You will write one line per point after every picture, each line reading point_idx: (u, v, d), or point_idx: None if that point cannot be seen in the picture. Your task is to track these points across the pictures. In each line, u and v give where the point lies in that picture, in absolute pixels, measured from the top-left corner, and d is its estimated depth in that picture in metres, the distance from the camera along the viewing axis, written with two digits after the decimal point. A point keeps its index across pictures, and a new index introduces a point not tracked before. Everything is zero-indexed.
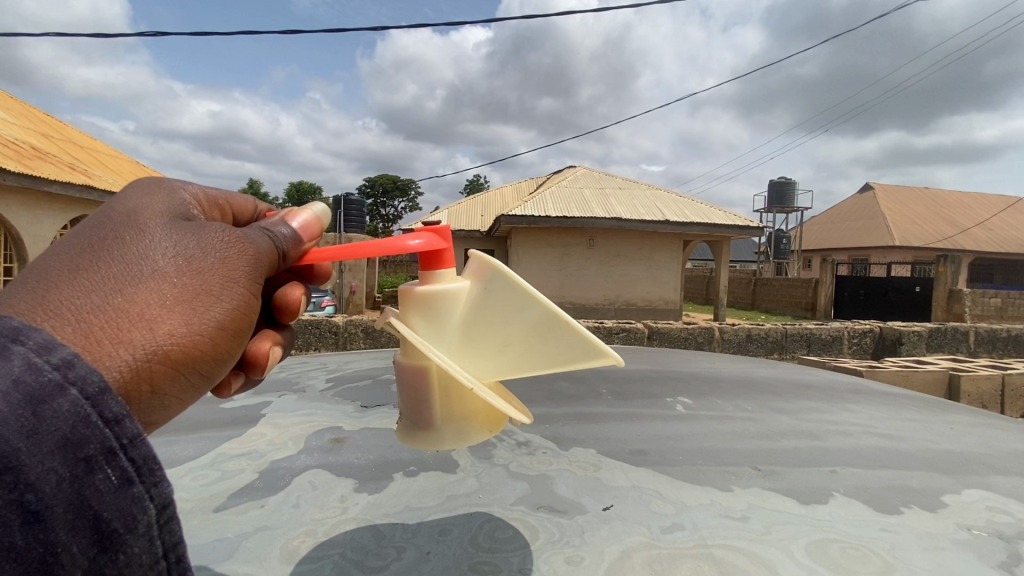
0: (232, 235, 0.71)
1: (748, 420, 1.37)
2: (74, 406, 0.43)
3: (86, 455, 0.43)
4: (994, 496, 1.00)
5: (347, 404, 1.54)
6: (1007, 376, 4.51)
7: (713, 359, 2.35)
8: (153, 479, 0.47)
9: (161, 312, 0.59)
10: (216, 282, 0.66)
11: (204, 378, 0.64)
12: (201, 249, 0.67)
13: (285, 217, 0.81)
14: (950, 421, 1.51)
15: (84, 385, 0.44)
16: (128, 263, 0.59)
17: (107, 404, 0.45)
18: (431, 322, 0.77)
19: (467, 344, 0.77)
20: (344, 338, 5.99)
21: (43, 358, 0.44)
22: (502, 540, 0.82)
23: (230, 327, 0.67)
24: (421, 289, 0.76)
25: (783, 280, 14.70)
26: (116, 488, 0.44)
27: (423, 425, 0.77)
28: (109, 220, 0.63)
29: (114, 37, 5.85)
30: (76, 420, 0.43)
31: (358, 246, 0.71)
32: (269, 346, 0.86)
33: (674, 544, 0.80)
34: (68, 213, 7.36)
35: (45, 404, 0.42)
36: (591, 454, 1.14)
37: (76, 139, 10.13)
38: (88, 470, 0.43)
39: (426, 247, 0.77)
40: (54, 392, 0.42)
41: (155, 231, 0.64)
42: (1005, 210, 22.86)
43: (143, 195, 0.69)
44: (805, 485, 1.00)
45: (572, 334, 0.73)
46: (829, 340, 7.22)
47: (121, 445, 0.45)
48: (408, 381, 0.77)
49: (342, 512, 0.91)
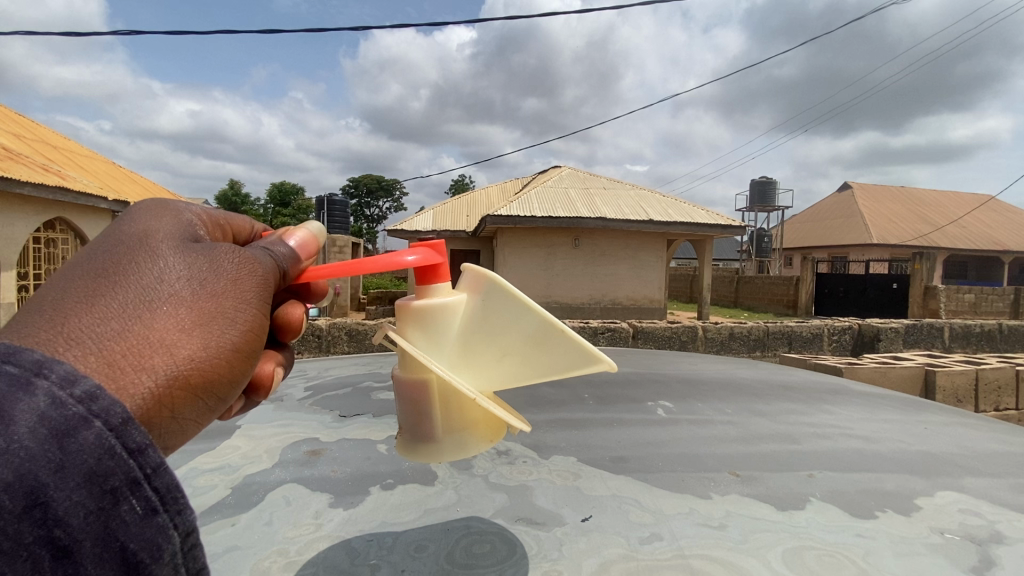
0: (241, 255, 0.69)
1: (728, 424, 1.37)
2: (99, 439, 0.43)
3: (112, 486, 0.43)
4: (968, 498, 1.02)
5: (325, 414, 1.51)
6: (980, 372, 4.62)
7: (695, 360, 2.36)
8: (176, 507, 0.47)
9: (179, 336, 0.57)
10: (230, 305, 0.64)
11: (223, 401, 0.63)
12: (213, 271, 0.65)
13: (281, 235, 0.79)
14: (924, 422, 1.54)
15: (108, 417, 0.45)
16: (142, 287, 0.58)
17: (130, 433, 0.46)
18: (430, 335, 0.75)
19: (467, 356, 0.76)
20: (327, 342, 5.94)
21: (66, 391, 0.44)
22: (479, 555, 0.81)
23: (245, 348, 0.65)
24: (417, 305, 0.74)
25: (765, 279, 14.91)
26: (141, 518, 0.44)
27: (422, 438, 0.75)
28: (116, 243, 0.61)
29: (88, 34, 5.73)
30: (102, 452, 0.43)
31: (353, 263, 0.70)
32: (271, 368, 0.83)
33: (652, 555, 0.80)
34: (42, 215, 7.17)
35: (70, 438, 0.42)
36: (572, 462, 1.13)
37: (49, 139, 9.86)
38: (114, 501, 0.43)
39: (422, 263, 0.74)
40: (78, 425, 0.43)
41: (168, 253, 0.63)
42: (977, 209, 23.53)
43: (151, 216, 0.67)
44: (783, 490, 1.01)
45: (569, 343, 0.73)
46: (809, 338, 7.36)
47: (145, 475, 0.45)
48: (408, 395, 0.74)
49: (316, 529, 0.89)
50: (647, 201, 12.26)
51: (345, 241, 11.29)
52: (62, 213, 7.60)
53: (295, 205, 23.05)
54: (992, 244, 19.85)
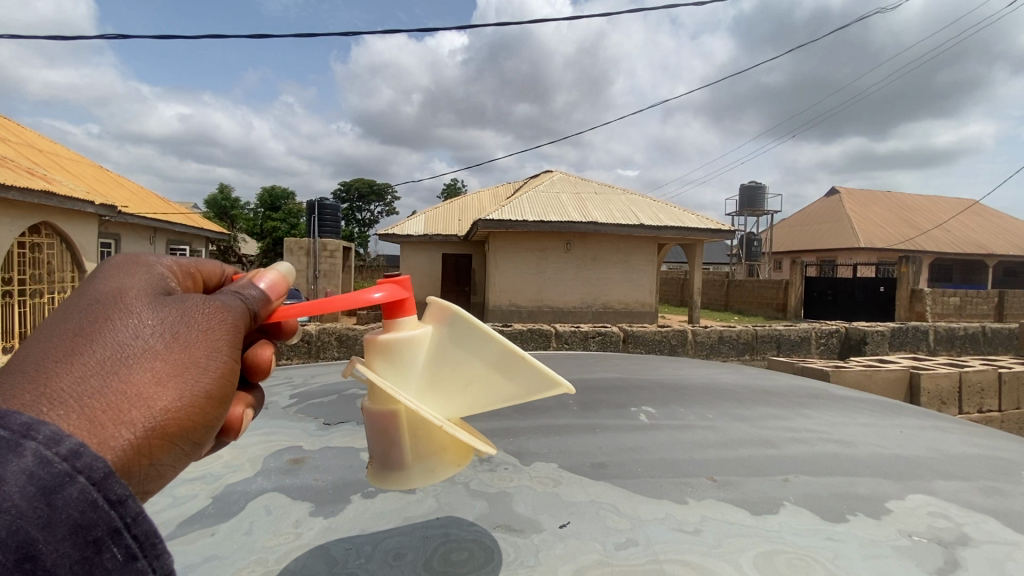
0: (211, 304, 0.69)
1: (708, 429, 1.39)
2: (82, 493, 0.45)
3: (96, 536, 0.45)
4: (937, 500, 1.04)
5: (309, 422, 1.51)
6: (963, 374, 4.70)
7: (682, 364, 2.37)
8: (155, 552, 0.50)
9: (156, 389, 0.59)
10: (202, 353, 0.64)
11: (201, 446, 0.64)
12: (184, 320, 0.66)
13: (251, 278, 0.77)
14: (900, 425, 1.57)
15: (91, 472, 0.47)
16: (116, 346, 0.59)
17: (111, 486, 0.48)
18: (397, 367, 0.76)
19: (434, 386, 0.77)
20: (316, 347, 5.90)
21: (52, 449, 0.46)
22: (456, 562, 0.82)
23: (219, 395, 0.65)
24: (383, 337, 0.75)
25: (755, 282, 15.05)
26: (122, 564, 0.47)
27: (391, 467, 0.76)
28: (91, 301, 0.62)
29: (75, 38, 5.68)
30: (85, 505, 0.45)
31: (322, 300, 0.72)
32: (240, 410, 0.76)
33: (626, 560, 0.82)
34: (27, 219, 7.08)
35: (56, 494, 0.44)
36: (553, 468, 1.14)
37: (33, 142, 9.78)
38: (97, 551, 0.45)
39: (389, 299, 0.76)
40: (64, 481, 0.45)
41: (140, 308, 0.64)
42: (961, 213, 23.96)
43: (123, 271, 0.67)
44: (757, 495, 1.02)
45: (530, 369, 0.75)
46: (797, 341, 7.44)
47: (126, 523, 0.48)
48: (377, 426, 0.75)
49: (295, 538, 0.89)
50: (637, 205, 12.36)
51: (336, 245, 11.26)
52: (47, 218, 7.53)
53: (286, 209, 22.90)
54: (976, 247, 20.21)
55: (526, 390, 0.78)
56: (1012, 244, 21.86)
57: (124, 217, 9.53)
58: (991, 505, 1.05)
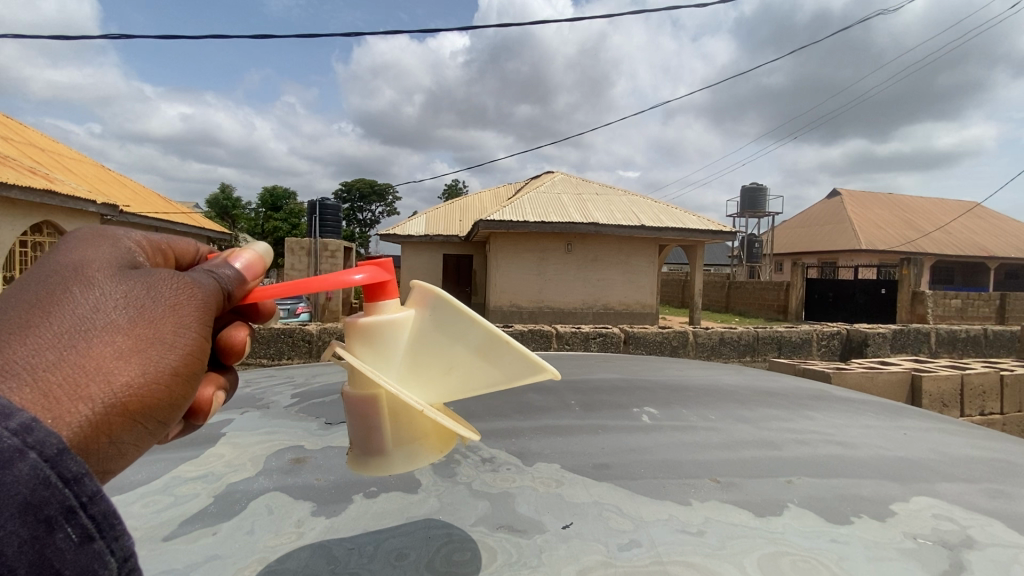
0: (179, 282, 0.69)
1: (711, 430, 1.39)
2: (34, 469, 0.45)
3: (47, 516, 0.45)
4: (941, 503, 1.04)
5: (311, 421, 1.51)
6: (965, 376, 4.68)
7: (684, 366, 2.37)
8: (112, 534, 0.49)
9: (117, 364, 0.59)
10: (167, 330, 0.65)
11: (164, 426, 0.64)
12: (151, 298, 0.66)
13: (227, 257, 0.78)
14: (904, 427, 1.56)
15: (43, 448, 0.46)
16: (78, 319, 0.59)
17: (66, 464, 0.47)
18: (379, 351, 0.76)
19: (416, 370, 0.77)
20: (317, 347, 5.90)
21: (3, 424, 0.45)
22: (458, 563, 0.81)
23: (184, 372, 0.66)
24: (363, 321, 0.75)
25: (756, 283, 15.04)
26: (76, 545, 0.46)
27: (372, 453, 0.76)
28: (51, 273, 0.62)
29: (78, 38, 5.70)
30: (36, 483, 0.44)
31: (300, 283, 0.72)
32: (211, 392, 0.78)
33: (630, 562, 0.81)
34: (29, 218, 7.08)
35: (5, 470, 0.43)
36: (556, 469, 1.14)
37: (36, 142, 9.80)
38: (49, 530, 0.45)
39: (370, 280, 0.76)
40: (14, 456, 0.44)
41: (104, 284, 0.64)
42: (962, 215, 23.94)
43: (87, 244, 0.67)
44: (761, 496, 1.02)
45: (514, 354, 0.75)
46: (799, 342, 7.42)
47: (80, 503, 0.47)
48: (356, 410, 0.74)
49: (297, 538, 0.89)
50: (638, 206, 12.35)
51: (337, 245, 11.27)
52: (49, 216, 7.54)
53: (287, 209, 22.92)
54: (977, 249, 20.20)
55: (509, 375, 0.77)
56: (1013, 247, 21.84)
57: (125, 217, 9.53)
58: (995, 508, 1.04)
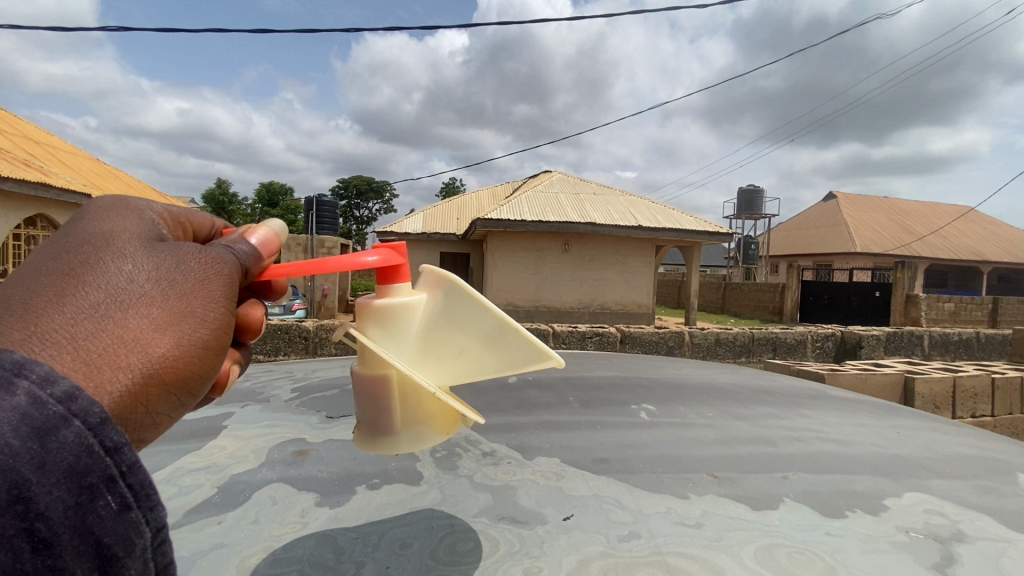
0: (206, 255, 0.70)
1: (709, 427, 1.40)
2: (78, 437, 0.46)
3: (90, 483, 0.46)
4: (933, 498, 1.06)
5: (312, 415, 1.52)
6: (958, 379, 4.73)
7: (681, 365, 2.38)
8: (149, 504, 0.50)
9: (154, 335, 0.60)
10: (199, 301, 0.66)
11: (195, 397, 0.65)
12: (181, 270, 0.67)
13: (243, 233, 0.79)
14: (898, 426, 1.59)
15: (87, 416, 0.48)
16: (111, 291, 0.60)
17: (107, 433, 0.49)
18: (391, 333, 0.77)
19: (427, 354, 0.79)
20: (314, 344, 5.90)
21: (47, 391, 0.47)
22: (461, 552, 0.83)
23: (217, 345, 0.67)
24: (378, 302, 0.76)
25: (752, 285, 15.14)
26: (116, 513, 0.47)
27: (381, 432, 0.77)
28: (81, 246, 0.63)
29: (74, 31, 5.70)
30: (80, 450, 0.46)
31: (315, 263, 0.73)
32: (227, 366, 0.80)
33: (630, 552, 0.83)
34: (24, 212, 7.07)
35: (51, 436, 0.45)
36: (555, 463, 1.16)
37: (30, 134, 9.74)
38: (92, 497, 0.46)
39: (384, 263, 0.77)
40: (58, 424, 0.46)
41: (134, 252, 0.65)
42: (956, 220, 24.18)
43: (114, 218, 0.68)
44: (758, 491, 1.04)
45: (523, 341, 0.77)
46: (793, 344, 7.47)
47: (121, 472, 0.48)
48: (367, 389, 0.76)
49: (302, 527, 0.90)
50: (635, 207, 12.39)
51: (334, 242, 11.26)
52: (43, 211, 7.51)
53: (284, 205, 22.86)
54: (970, 254, 20.40)
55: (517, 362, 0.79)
56: (1006, 252, 22.03)
57: None
58: (985, 504, 1.06)
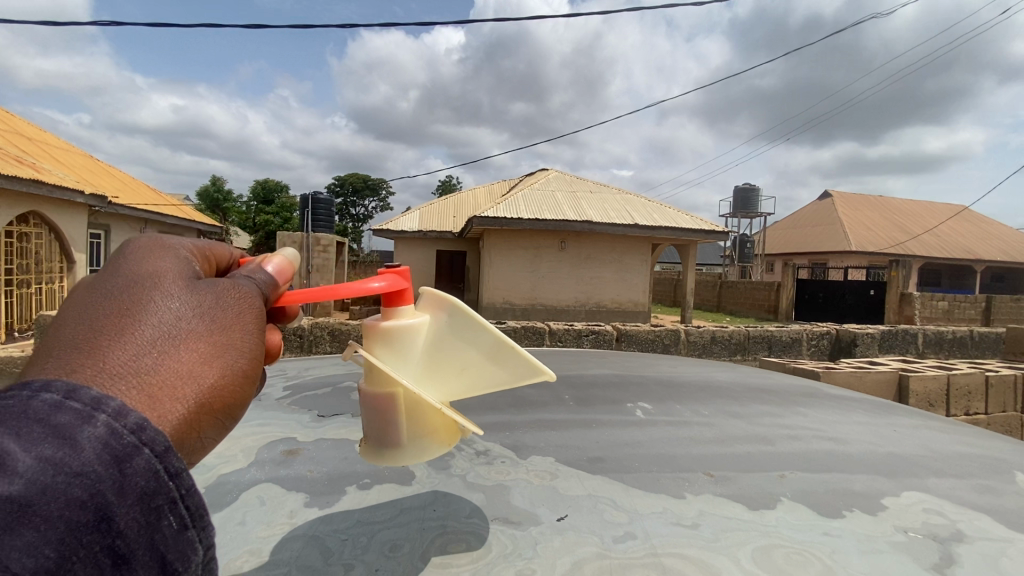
0: (238, 285, 0.67)
1: (704, 425, 1.39)
2: (149, 463, 0.47)
3: (158, 504, 0.47)
4: (932, 498, 1.05)
5: (303, 413, 1.49)
6: (952, 377, 4.74)
7: (677, 363, 2.36)
8: (203, 524, 0.51)
9: (201, 367, 0.58)
10: (240, 331, 0.63)
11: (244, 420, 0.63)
12: (219, 302, 0.64)
13: (259, 261, 0.74)
14: (895, 424, 1.57)
15: (155, 443, 0.48)
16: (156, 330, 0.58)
17: (171, 459, 0.49)
18: (396, 352, 0.75)
19: (430, 371, 0.77)
20: (308, 341, 5.86)
21: (120, 421, 0.48)
22: (454, 555, 0.81)
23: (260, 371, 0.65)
24: (384, 324, 0.74)
25: (747, 284, 15.17)
26: (177, 533, 0.48)
27: (386, 447, 0.75)
28: (124, 286, 0.61)
29: (65, 25, 5.63)
30: (150, 474, 0.47)
31: (328, 289, 0.71)
32: None
33: (625, 553, 0.81)
34: (15, 208, 7.00)
35: (126, 463, 0.46)
36: (550, 462, 1.14)
37: (22, 130, 9.64)
38: (158, 517, 0.47)
39: (390, 288, 0.74)
40: (132, 451, 0.46)
41: (173, 288, 0.63)
42: (950, 218, 24.29)
43: (150, 256, 0.66)
44: (754, 490, 1.03)
45: (520, 359, 0.77)
46: (789, 342, 7.47)
47: (180, 495, 0.49)
48: (374, 407, 0.74)
49: (290, 529, 0.88)
50: (631, 205, 12.38)
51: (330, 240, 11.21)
52: (35, 207, 7.43)
53: (279, 203, 22.75)
54: (964, 252, 20.51)
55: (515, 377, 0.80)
56: (1000, 250, 22.14)
57: (115, 208, 9.43)
58: (983, 503, 1.05)
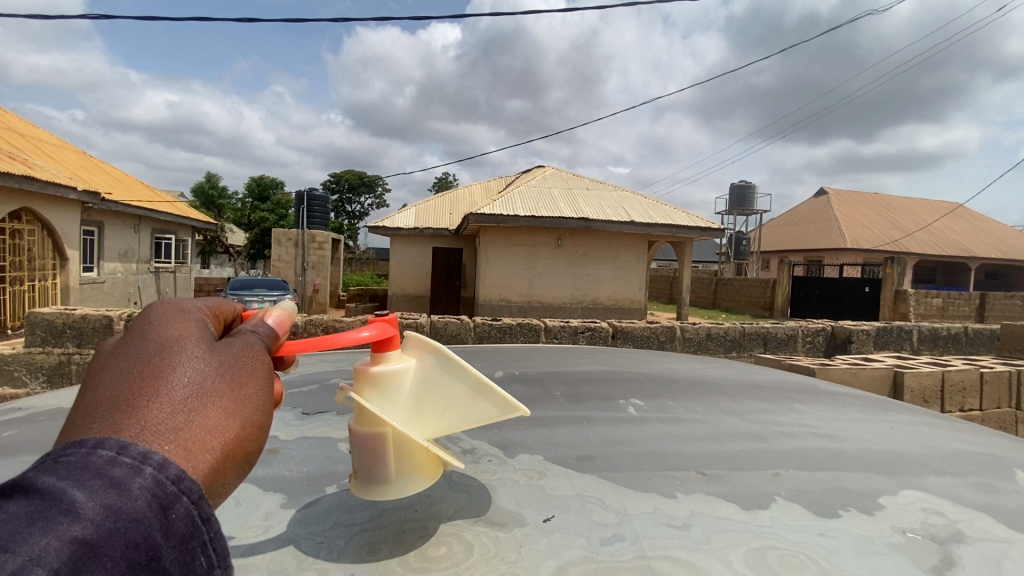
0: (250, 344, 0.68)
1: (698, 422, 1.36)
2: (188, 510, 0.50)
3: (194, 545, 0.50)
4: (930, 497, 1.02)
5: (287, 411, 1.45)
6: (946, 373, 4.73)
7: (672, 359, 2.33)
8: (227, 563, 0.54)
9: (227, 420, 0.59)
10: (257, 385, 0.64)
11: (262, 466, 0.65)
12: (236, 359, 0.65)
13: (260, 316, 0.75)
14: (891, 421, 1.55)
15: (192, 492, 0.51)
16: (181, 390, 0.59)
17: (205, 505, 0.52)
18: (384, 394, 0.79)
19: (416, 412, 0.81)
20: (301, 339, 5.80)
21: (163, 472, 0.50)
22: (434, 558, 0.77)
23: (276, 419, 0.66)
24: (373, 369, 0.78)
25: (743, 281, 15.17)
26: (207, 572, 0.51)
27: (373, 482, 0.77)
28: (146, 354, 0.62)
29: (54, 17, 5.54)
30: (189, 518, 0.50)
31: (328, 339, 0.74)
32: None
33: (613, 556, 0.78)
34: (7, 205, 6.91)
35: (170, 508, 0.49)
36: (538, 461, 1.10)
37: (14, 126, 9.52)
38: (192, 558, 0.50)
39: (378, 335, 0.79)
40: (175, 498, 0.50)
41: (193, 351, 0.64)
42: (944, 216, 24.39)
43: (170, 324, 0.67)
44: (749, 489, 1.00)
45: (498, 399, 0.82)
46: (784, 339, 7.46)
47: (211, 538, 0.52)
48: (362, 444, 0.76)
49: (264, 531, 0.84)
50: (627, 202, 12.36)
51: (325, 237, 11.12)
52: (27, 204, 7.34)
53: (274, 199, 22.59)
54: (958, 249, 20.58)
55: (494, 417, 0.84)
56: (994, 248, 22.24)
57: (109, 205, 9.34)
58: (982, 501, 1.03)
